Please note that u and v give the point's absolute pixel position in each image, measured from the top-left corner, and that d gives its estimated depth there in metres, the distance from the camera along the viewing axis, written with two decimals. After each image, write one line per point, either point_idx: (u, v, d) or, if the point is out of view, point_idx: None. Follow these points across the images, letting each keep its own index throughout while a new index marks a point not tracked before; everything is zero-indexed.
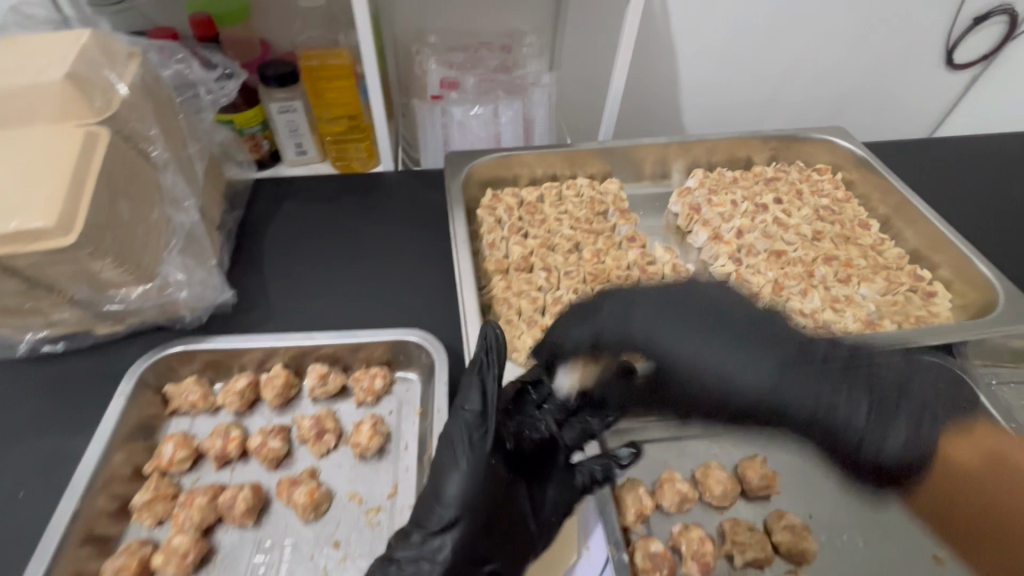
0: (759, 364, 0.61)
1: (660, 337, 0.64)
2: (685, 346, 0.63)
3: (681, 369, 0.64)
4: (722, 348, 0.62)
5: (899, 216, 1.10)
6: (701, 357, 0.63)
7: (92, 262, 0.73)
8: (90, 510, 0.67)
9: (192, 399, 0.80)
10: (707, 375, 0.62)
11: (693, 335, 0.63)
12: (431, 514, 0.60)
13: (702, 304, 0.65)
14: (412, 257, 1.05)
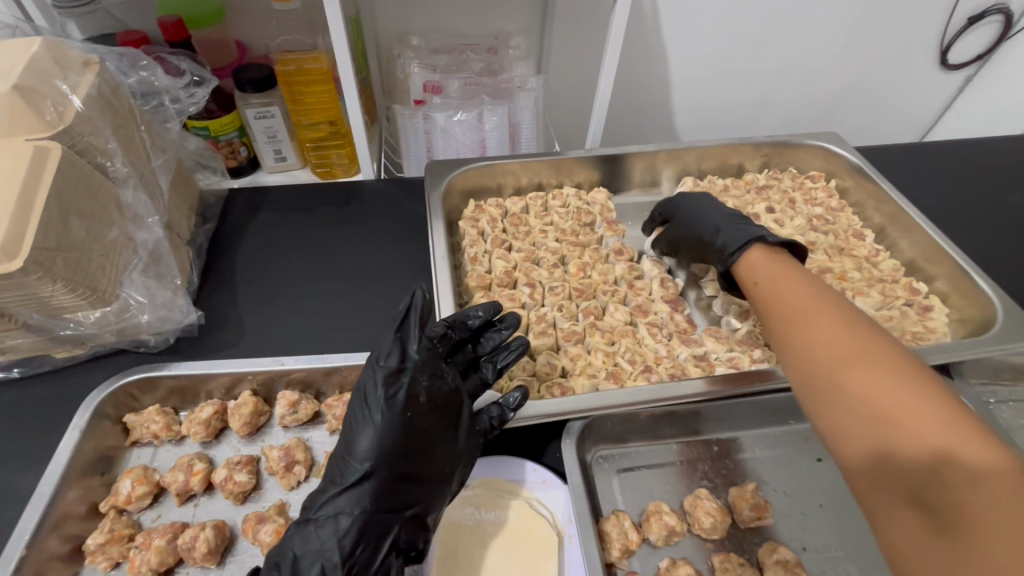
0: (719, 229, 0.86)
1: (696, 211, 0.93)
2: (688, 212, 0.94)
3: (697, 227, 0.90)
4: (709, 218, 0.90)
5: (894, 225, 1.06)
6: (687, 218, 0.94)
7: (41, 286, 0.69)
8: (40, 554, 0.63)
9: (155, 430, 0.76)
10: (701, 223, 0.89)
11: (713, 216, 0.89)
12: (350, 469, 0.62)
13: (721, 207, 0.92)
14: (391, 272, 1.00)
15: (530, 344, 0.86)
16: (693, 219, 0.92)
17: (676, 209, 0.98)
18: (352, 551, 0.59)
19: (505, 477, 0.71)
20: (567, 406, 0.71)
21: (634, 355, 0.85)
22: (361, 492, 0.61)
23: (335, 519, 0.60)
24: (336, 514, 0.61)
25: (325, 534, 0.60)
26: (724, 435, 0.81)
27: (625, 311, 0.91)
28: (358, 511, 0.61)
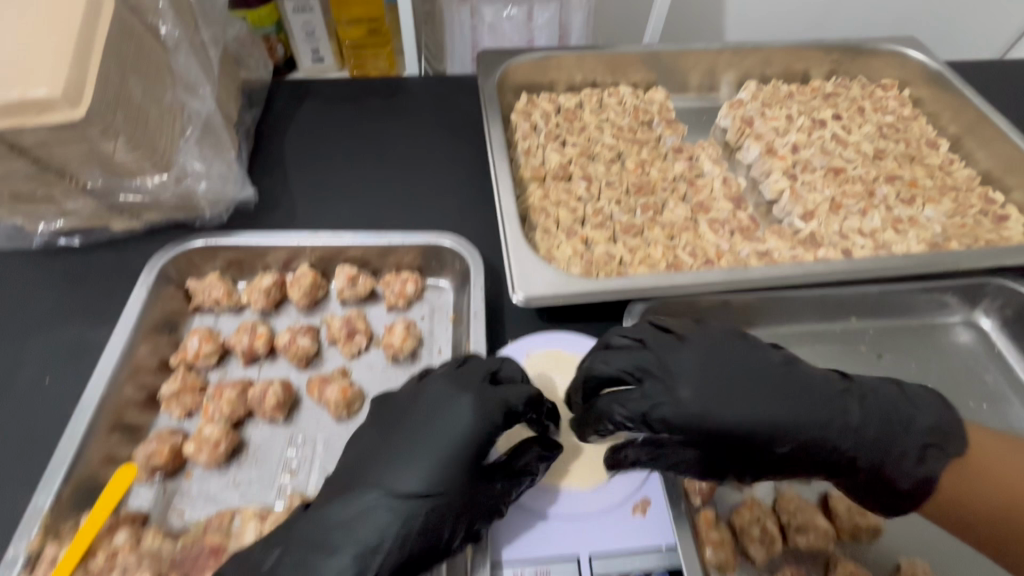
0: (799, 410, 0.54)
1: (725, 399, 0.54)
2: (765, 411, 0.54)
3: (746, 431, 0.54)
4: (770, 372, 0.57)
5: (972, 135, 1.00)
6: (769, 414, 0.54)
7: (104, 141, 0.67)
8: (118, 397, 0.65)
9: (216, 296, 0.76)
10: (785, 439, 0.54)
11: (781, 412, 0.54)
12: (440, 452, 0.53)
13: (716, 374, 0.56)
14: (441, 164, 0.97)
15: (587, 235, 0.84)
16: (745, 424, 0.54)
17: (665, 365, 0.57)
18: (373, 553, 0.50)
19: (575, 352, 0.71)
20: (633, 285, 0.70)
21: (695, 248, 0.82)
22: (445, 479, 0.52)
23: (395, 510, 0.51)
24: (398, 506, 0.51)
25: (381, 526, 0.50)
26: (781, 329, 0.79)
27: (685, 207, 0.88)
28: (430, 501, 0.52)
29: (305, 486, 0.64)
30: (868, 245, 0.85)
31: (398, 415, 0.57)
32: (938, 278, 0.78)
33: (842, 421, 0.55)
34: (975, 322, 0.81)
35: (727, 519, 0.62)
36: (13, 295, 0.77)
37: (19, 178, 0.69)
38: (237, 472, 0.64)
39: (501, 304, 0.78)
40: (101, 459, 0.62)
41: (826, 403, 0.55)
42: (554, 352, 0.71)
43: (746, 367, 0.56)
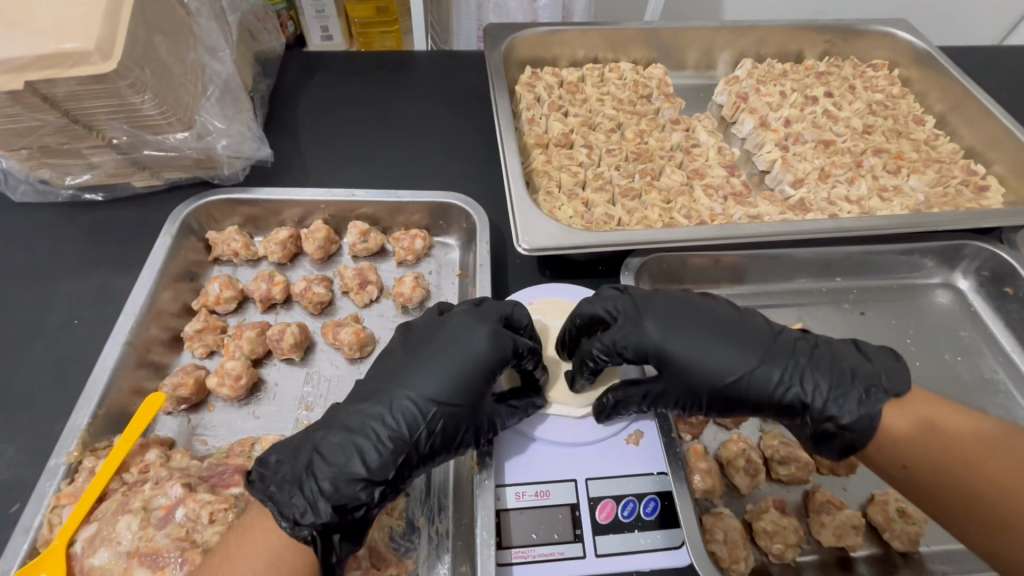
0: (741, 359, 0.60)
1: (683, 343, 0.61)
2: (706, 352, 0.60)
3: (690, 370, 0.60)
4: (724, 324, 0.62)
5: (957, 112, 1.04)
6: (710, 359, 0.60)
7: (133, 96, 0.70)
8: (144, 335, 0.69)
9: (235, 248, 0.80)
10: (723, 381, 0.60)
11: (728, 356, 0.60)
12: (459, 374, 0.58)
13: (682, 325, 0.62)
14: (448, 132, 1.01)
15: (587, 198, 0.88)
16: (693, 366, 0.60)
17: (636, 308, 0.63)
18: (399, 448, 0.55)
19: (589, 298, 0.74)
20: (632, 239, 0.74)
21: (690, 211, 0.87)
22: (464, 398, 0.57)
23: (423, 413, 0.56)
24: (426, 410, 0.56)
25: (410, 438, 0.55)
26: (770, 287, 0.85)
27: (681, 173, 0.93)
28: (448, 420, 0.56)
29: (321, 419, 0.68)
30: (854, 211, 0.90)
31: (422, 338, 0.61)
32: (916, 240, 0.83)
33: (780, 371, 0.59)
34: (953, 283, 0.86)
35: (715, 453, 0.67)
36: (40, 245, 0.81)
37: (50, 131, 0.72)
38: (256, 406, 0.68)
39: (505, 259, 0.83)
40: (130, 390, 0.66)
41: (767, 354, 0.60)
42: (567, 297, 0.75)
43: (705, 318, 0.62)
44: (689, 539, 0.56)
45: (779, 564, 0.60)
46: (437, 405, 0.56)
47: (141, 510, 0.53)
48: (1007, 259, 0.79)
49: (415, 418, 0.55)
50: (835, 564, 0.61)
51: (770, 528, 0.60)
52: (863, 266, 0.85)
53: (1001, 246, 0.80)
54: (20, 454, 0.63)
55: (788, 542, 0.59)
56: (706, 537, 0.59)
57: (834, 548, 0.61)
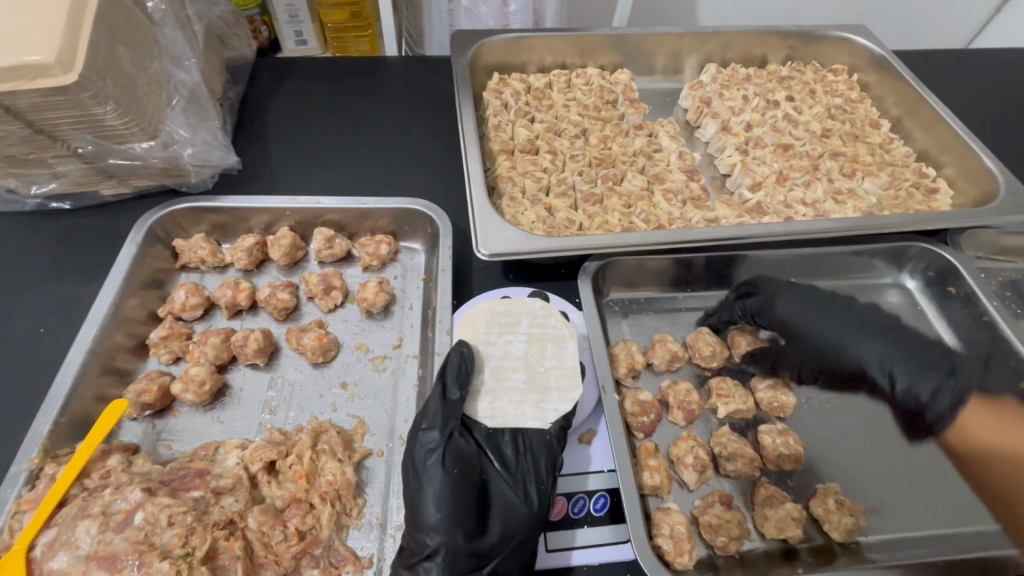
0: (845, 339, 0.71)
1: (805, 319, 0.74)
2: (815, 322, 0.73)
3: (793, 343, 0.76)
4: (847, 317, 0.72)
5: (911, 116, 1.08)
6: (827, 336, 0.72)
7: (95, 107, 0.71)
8: (109, 342, 0.70)
9: (202, 255, 0.81)
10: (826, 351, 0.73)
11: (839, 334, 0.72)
12: (416, 441, 0.60)
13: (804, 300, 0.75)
14: (417, 138, 1.03)
15: (550, 203, 0.90)
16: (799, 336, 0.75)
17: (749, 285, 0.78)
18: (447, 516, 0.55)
19: (503, 307, 0.71)
20: (587, 244, 0.76)
21: (649, 215, 0.89)
22: (442, 452, 0.58)
23: (446, 478, 0.57)
24: (451, 474, 0.57)
25: (433, 501, 0.56)
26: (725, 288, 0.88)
27: (643, 178, 0.95)
28: (453, 475, 0.57)
29: (283, 423, 0.69)
30: (809, 214, 0.93)
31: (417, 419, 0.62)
32: (866, 243, 0.86)
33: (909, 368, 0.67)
34: (902, 283, 0.90)
35: (666, 451, 0.69)
36: (6, 254, 0.82)
37: (12, 141, 0.73)
38: (221, 411, 0.70)
39: (468, 263, 0.84)
40: (93, 397, 0.67)
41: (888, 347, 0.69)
42: (484, 312, 0.71)
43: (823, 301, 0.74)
44: (633, 533, 0.58)
45: (724, 557, 0.62)
46: (429, 470, 0.57)
47: (101, 514, 0.54)
48: (949, 260, 0.83)
49: (423, 486, 0.57)
50: (779, 556, 0.64)
51: (714, 521, 0.62)
52: (816, 267, 0.88)
53: (944, 248, 0.84)
54: None
55: (731, 535, 0.62)
56: (653, 532, 0.61)
57: (777, 541, 0.64)
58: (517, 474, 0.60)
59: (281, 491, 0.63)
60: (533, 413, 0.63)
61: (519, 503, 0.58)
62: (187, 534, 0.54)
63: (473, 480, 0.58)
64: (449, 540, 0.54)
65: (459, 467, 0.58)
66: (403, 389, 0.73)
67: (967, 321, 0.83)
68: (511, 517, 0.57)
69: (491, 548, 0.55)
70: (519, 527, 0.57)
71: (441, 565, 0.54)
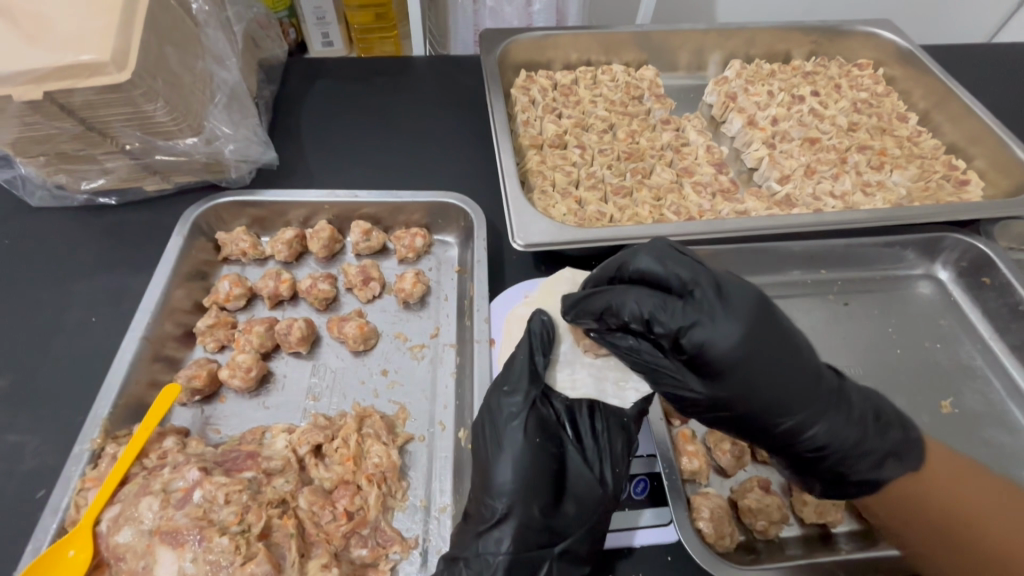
0: (775, 379, 0.53)
1: (759, 362, 0.52)
2: (766, 373, 0.53)
3: (752, 399, 0.53)
4: (765, 359, 0.53)
5: (939, 109, 1.08)
6: (763, 388, 0.53)
7: (145, 104, 0.73)
8: (159, 331, 0.72)
9: (243, 247, 0.84)
10: (762, 401, 0.54)
11: (780, 381, 0.54)
12: (499, 407, 0.61)
13: (770, 347, 0.53)
14: (446, 134, 1.05)
15: (580, 196, 0.92)
16: (751, 387, 0.53)
17: (719, 286, 0.54)
18: (524, 490, 0.57)
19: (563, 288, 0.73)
20: (620, 235, 0.77)
21: (679, 207, 0.90)
22: (524, 420, 0.60)
23: (522, 453, 0.58)
24: (527, 448, 0.59)
25: (510, 472, 0.58)
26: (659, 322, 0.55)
27: (671, 172, 0.97)
28: (534, 444, 0.59)
29: (327, 409, 0.71)
30: (838, 206, 0.93)
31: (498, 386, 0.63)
32: (898, 233, 0.86)
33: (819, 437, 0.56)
34: (934, 273, 0.90)
35: (702, 437, 0.70)
36: (57, 248, 0.85)
37: (67, 138, 0.76)
38: (267, 397, 0.72)
39: (501, 254, 0.86)
40: (146, 383, 0.69)
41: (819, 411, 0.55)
42: (546, 293, 0.72)
43: (785, 353, 0.54)
44: (677, 517, 0.59)
45: (763, 541, 0.63)
46: (510, 437, 0.59)
47: (161, 492, 0.56)
48: (983, 250, 0.83)
49: (501, 453, 0.59)
50: (817, 540, 0.64)
51: (754, 506, 0.63)
52: (848, 258, 0.88)
53: (978, 237, 0.84)
54: (45, 443, 0.67)
55: (771, 519, 0.62)
56: (693, 515, 0.61)
57: (815, 525, 0.65)
58: (596, 454, 0.60)
59: (329, 473, 0.64)
60: (615, 392, 0.64)
61: (594, 484, 0.59)
62: (243, 512, 0.56)
63: (553, 451, 0.59)
64: (524, 510, 0.57)
65: (541, 437, 0.60)
66: (441, 376, 0.75)
67: (1001, 310, 0.83)
68: (584, 495, 0.58)
69: (565, 524, 0.57)
70: (592, 504, 0.58)
71: (512, 533, 0.56)
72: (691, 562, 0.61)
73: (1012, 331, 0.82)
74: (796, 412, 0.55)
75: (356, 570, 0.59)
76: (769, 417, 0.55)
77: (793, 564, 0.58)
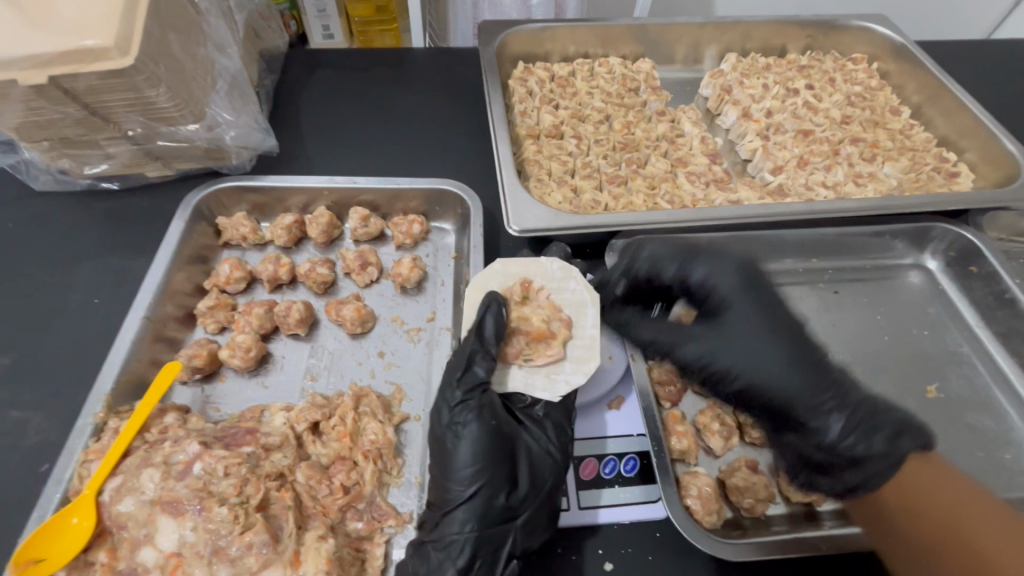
0: (753, 338, 0.66)
1: (747, 317, 0.67)
2: (738, 333, 0.67)
3: (727, 340, 0.67)
4: (760, 332, 0.66)
5: (932, 103, 1.09)
6: (740, 349, 0.66)
7: (148, 89, 0.74)
8: (160, 312, 0.74)
9: (243, 232, 0.85)
10: (727, 359, 0.66)
11: (765, 346, 0.65)
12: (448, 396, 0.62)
13: (784, 318, 0.67)
14: (445, 125, 1.06)
15: (576, 185, 0.93)
16: (716, 340, 0.67)
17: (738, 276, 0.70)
18: (481, 469, 0.58)
19: (496, 283, 0.74)
20: (614, 222, 0.79)
21: (673, 197, 0.92)
22: (474, 407, 0.61)
23: (474, 435, 0.59)
24: (479, 429, 0.60)
25: (469, 453, 0.59)
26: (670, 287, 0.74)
27: (666, 162, 0.98)
28: (486, 426, 0.60)
29: (324, 389, 0.73)
30: (830, 196, 0.94)
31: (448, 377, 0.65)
32: (888, 222, 0.88)
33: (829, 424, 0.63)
34: (923, 263, 0.91)
35: (692, 419, 0.71)
36: (61, 231, 0.86)
37: (70, 123, 0.77)
38: (265, 376, 0.73)
39: (497, 241, 0.87)
40: (147, 362, 0.70)
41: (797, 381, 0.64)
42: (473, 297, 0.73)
43: (800, 325, 0.68)
44: (663, 491, 0.60)
45: (749, 518, 0.65)
46: (464, 422, 0.60)
47: (162, 464, 0.58)
48: (971, 239, 0.85)
49: (458, 439, 0.60)
50: (803, 517, 0.66)
51: (741, 485, 0.65)
52: (840, 247, 0.90)
53: (966, 227, 0.86)
54: (48, 420, 0.68)
55: (758, 497, 0.64)
56: (682, 492, 0.63)
57: (801, 503, 0.66)
58: (542, 433, 0.63)
59: (326, 449, 0.66)
60: (544, 384, 0.67)
61: (546, 458, 0.61)
62: (242, 484, 0.57)
63: (506, 432, 0.61)
64: (480, 488, 0.58)
65: (493, 420, 0.61)
66: (437, 359, 0.76)
67: (987, 298, 0.85)
68: (538, 469, 0.60)
69: (522, 500, 0.58)
70: (546, 477, 0.60)
71: (475, 512, 0.57)
72: (679, 537, 0.62)
73: (997, 318, 0.84)
74: (759, 364, 0.65)
75: (352, 543, 0.61)
76: (743, 362, 0.65)
77: (778, 539, 0.60)
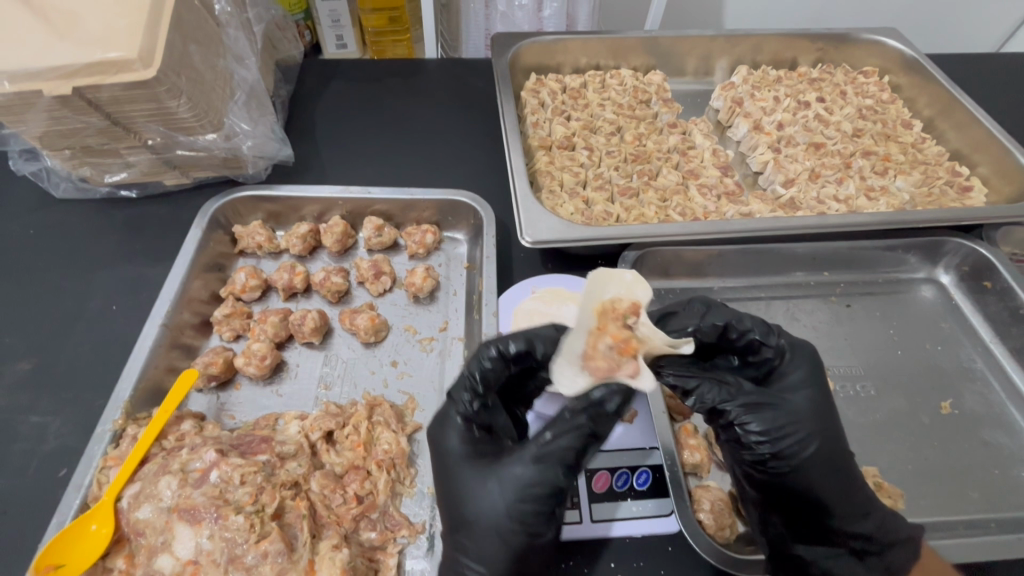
0: (814, 415, 0.60)
1: (798, 385, 0.62)
2: (800, 407, 0.60)
3: (790, 408, 0.60)
4: (822, 411, 0.61)
5: (944, 117, 1.09)
6: (804, 425, 0.59)
7: (169, 100, 0.76)
8: (177, 319, 0.75)
9: (259, 241, 0.86)
10: (786, 427, 0.59)
11: (822, 426, 0.60)
12: (444, 442, 0.58)
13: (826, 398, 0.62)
14: (457, 135, 1.07)
15: (587, 196, 0.94)
16: (777, 407, 0.60)
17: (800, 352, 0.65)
18: (478, 494, 0.55)
19: (611, 290, 0.59)
20: (626, 235, 0.79)
21: (685, 209, 0.92)
22: (459, 434, 0.58)
23: (465, 463, 0.57)
24: (467, 458, 0.57)
25: (470, 498, 0.56)
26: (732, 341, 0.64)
27: (677, 174, 0.99)
28: (481, 471, 0.56)
29: (338, 397, 0.73)
30: (842, 209, 0.94)
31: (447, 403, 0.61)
32: (899, 236, 0.88)
33: (854, 516, 0.59)
34: (936, 278, 0.91)
35: (704, 434, 0.71)
36: (80, 238, 0.88)
37: (92, 132, 0.78)
38: (279, 384, 0.74)
39: (509, 252, 0.88)
40: (164, 368, 0.71)
41: (838, 466, 0.59)
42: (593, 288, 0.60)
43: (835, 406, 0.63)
44: (677, 506, 0.61)
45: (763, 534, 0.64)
46: (454, 451, 0.58)
47: (179, 471, 0.59)
48: (985, 254, 0.85)
49: (457, 486, 0.57)
50: None
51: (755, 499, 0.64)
52: (850, 261, 0.90)
53: (980, 243, 0.86)
54: (65, 425, 0.69)
55: None
56: (695, 506, 0.63)
57: None
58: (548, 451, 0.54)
59: (340, 458, 0.66)
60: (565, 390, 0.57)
61: (545, 478, 0.53)
62: (257, 493, 0.58)
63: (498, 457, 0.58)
64: (478, 513, 0.55)
65: (481, 448, 0.58)
66: (449, 369, 0.77)
67: (1002, 314, 0.85)
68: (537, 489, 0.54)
69: (528, 519, 0.54)
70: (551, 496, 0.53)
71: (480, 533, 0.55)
72: (692, 554, 0.62)
73: (1013, 335, 0.83)
74: (814, 436, 0.59)
75: (365, 553, 0.61)
76: (803, 432, 0.59)
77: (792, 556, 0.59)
